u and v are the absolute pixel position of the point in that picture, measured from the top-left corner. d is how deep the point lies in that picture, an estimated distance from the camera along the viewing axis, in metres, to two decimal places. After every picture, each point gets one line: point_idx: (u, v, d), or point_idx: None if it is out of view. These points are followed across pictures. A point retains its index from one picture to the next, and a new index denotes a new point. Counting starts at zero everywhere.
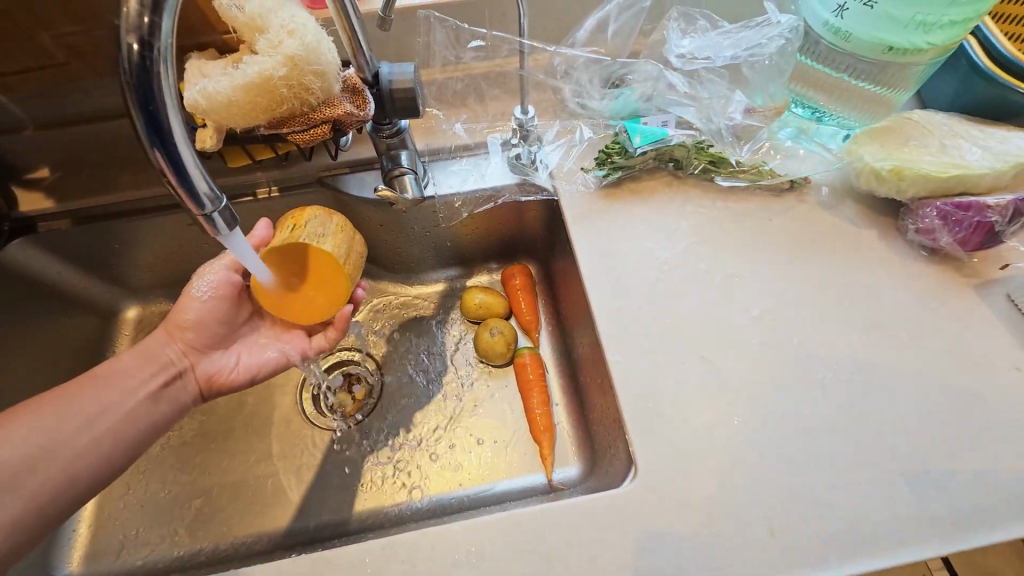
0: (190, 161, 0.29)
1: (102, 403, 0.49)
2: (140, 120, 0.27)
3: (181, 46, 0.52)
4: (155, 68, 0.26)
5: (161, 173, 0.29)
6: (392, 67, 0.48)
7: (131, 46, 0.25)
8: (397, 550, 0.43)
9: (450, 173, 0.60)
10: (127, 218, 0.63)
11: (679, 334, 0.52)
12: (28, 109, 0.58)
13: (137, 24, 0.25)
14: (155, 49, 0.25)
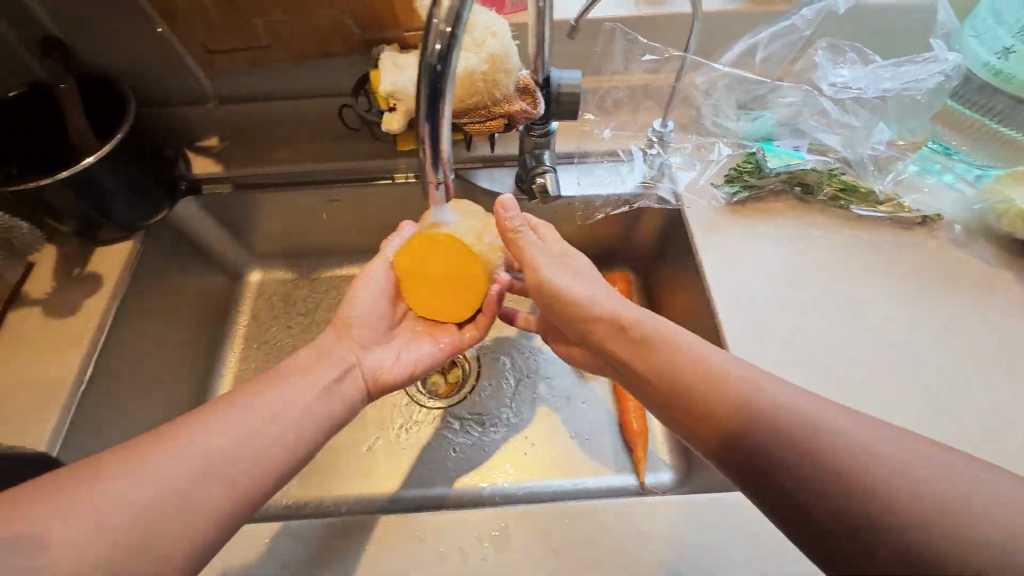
0: (445, 139, 0.34)
1: (278, 401, 0.44)
2: (425, 96, 0.32)
3: (367, 40, 0.58)
4: (450, 54, 0.30)
5: (420, 146, 0.34)
6: (563, 74, 0.52)
7: (433, 40, 0.30)
8: (536, 521, 0.46)
9: (594, 175, 0.64)
10: (282, 188, 0.70)
11: (808, 351, 0.53)
12: (217, 86, 0.65)
13: (447, 16, 0.29)
14: (451, 43, 0.30)
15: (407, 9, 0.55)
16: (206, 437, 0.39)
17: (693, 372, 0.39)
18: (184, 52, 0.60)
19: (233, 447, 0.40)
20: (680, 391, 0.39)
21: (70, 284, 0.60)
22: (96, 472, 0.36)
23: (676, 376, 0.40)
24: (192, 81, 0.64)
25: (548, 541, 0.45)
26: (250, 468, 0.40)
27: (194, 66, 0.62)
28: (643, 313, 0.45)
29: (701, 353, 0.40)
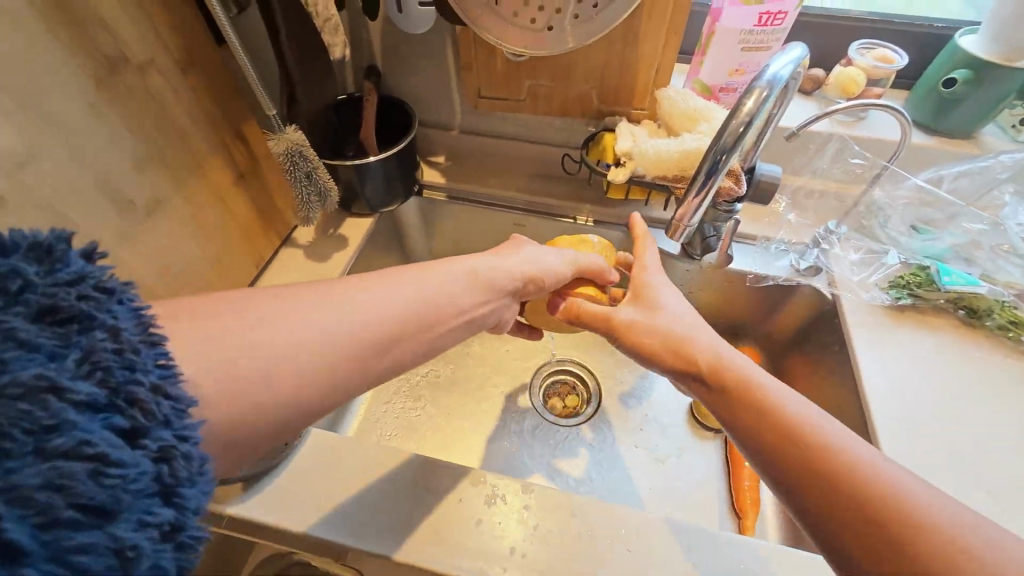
0: (707, 195, 0.48)
1: (424, 304, 0.41)
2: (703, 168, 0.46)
3: (600, 110, 0.73)
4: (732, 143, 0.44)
5: (686, 196, 0.49)
6: (765, 167, 0.63)
7: (727, 138, 0.44)
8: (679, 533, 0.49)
9: (772, 258, 0.73)
10: (479, 207, 0.85)
11: (964, 461, 0.54)
12: (465, 119, 0.83)
13: (738, 121, 0.43)
14: (738, 140, 0.43)
15: (642, 92, 0.69)
16: (336, 322, 0.36)
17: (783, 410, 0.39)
18: (454, 90, 0.79)
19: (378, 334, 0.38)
20: (778, 431, 0.38)
21: (324, 238, 0.77)
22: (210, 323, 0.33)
23: (754, 403, 0.40)
24: (448, 114, 0.83)
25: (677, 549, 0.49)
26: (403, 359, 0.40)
27: (456, 102, 0.80)
28: (739, 356, 0.44)
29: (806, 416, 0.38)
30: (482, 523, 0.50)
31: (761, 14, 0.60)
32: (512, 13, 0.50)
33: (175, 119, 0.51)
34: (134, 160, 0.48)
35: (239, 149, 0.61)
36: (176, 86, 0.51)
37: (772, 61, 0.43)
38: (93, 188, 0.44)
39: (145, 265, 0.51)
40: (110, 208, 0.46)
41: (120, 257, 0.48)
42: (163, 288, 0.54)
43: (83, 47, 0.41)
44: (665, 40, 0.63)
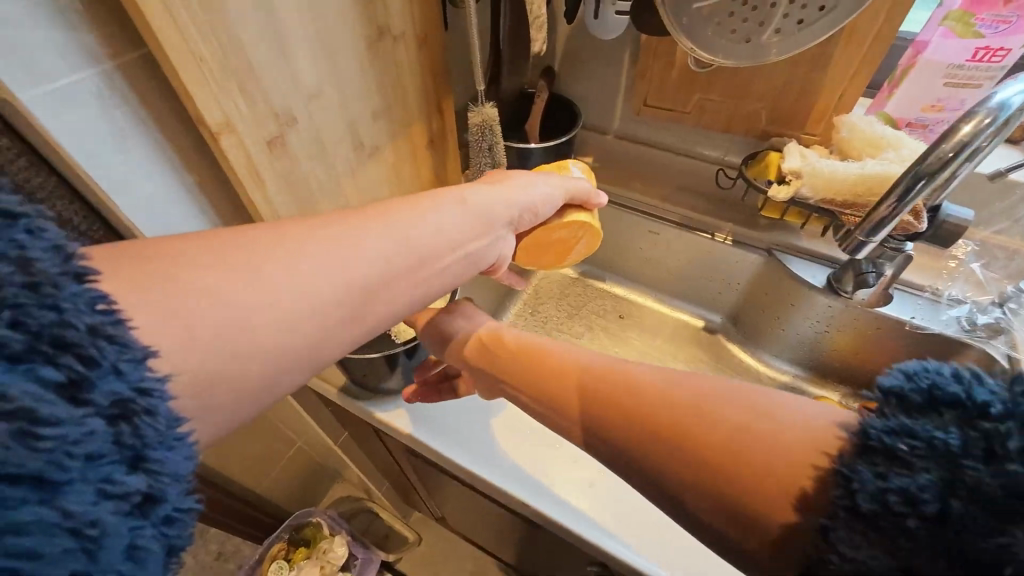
0: (893, 217, 0.46)
1: (417, 245, 0.40)
2: (897, 190, 0.45)
3: (766, 130, 0.73)
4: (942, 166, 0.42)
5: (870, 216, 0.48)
6: (954, 208, 0.58)
7: (930, 160, 0.42)
8: None
9: (939, 310, 0.67)
10: (618, 208, 0.88)
11: None
12: (622, 124, 0.87)
13: (953, 144, 0.41)
14: (944, 164, 0.41)
15: (818, 116, 0.68)
16: (321, 261, 0.35)
17: (713, 420, 0.32)
18: (620, 97, 0.84)
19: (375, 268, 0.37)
20: (711, 466, 0.31)
21: None
22: (160, 282, 0.30)
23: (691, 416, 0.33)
24: (607, 118, 0.88)
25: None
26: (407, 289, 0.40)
27: (618, 108, 0.85)
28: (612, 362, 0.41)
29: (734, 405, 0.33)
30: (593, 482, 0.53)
31: (978, 48, 0.57)
32: (717, 22, 0.53)
33: (404, 84, 0.62)
34: (372, 111, 0.59)
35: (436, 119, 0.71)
36: (412, 57, 0.61)
37: (1003, 87, 0.41)
38: (345, 127, 0.55)
39: (357, 198, 0.62)
40: (350, 146, 0.57)
41: (345, 187, 0.59)
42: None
43: (368, 16, 0.52)
44: (858, 66, 0.62)
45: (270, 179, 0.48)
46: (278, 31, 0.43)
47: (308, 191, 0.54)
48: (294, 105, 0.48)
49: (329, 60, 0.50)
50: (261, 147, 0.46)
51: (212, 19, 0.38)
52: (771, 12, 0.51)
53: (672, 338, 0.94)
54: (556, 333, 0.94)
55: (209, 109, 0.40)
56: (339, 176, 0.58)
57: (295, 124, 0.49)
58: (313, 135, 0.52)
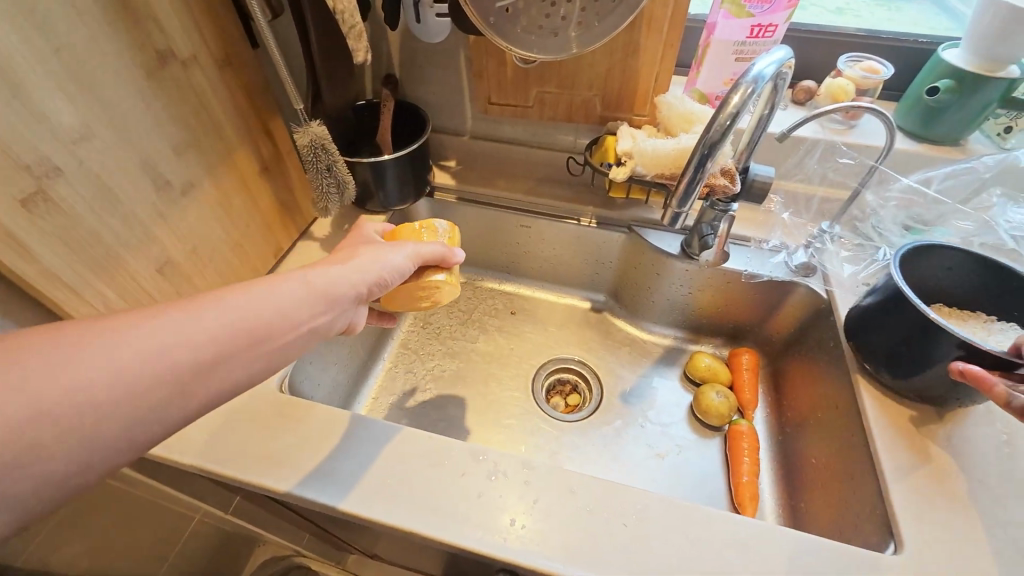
0: (697, 187, 0.50)
1: (252, 320, 0.37)
2: (694, 161, 0.49)
3: (602, 116, 0.77)
4: (723, 135, 0.46)
5: (679, 187, 0.52)
6: (759, 168, 0.66)
7: (714, 131, 0.46)
8: (681, 508, 0.52)
9: (765, 259, 0.75)
10: (486, 208, 0.89)
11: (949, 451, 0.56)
12: (475, 124, 0.88)
13: (727, 115, 0.45)
14: (725, 133, 0.46)
15: (642, 98, 0.73)
16: (137, 350, 0.32)
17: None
18: (466, 98, 0.84)
19: (165, 350, 0.33)
20: None
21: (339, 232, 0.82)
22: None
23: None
24: (460, 120, 0.88)
25: (667, 528, 0.50)
26: (230, 373, 0.36)
27: (467, 109, 0.85)
28: None
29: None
30: (483, 497, 0.52)
31: (752, 27, 0.65)
32: (523, 19, 0.54)
33: (211, 111, 0.56)
34: (173, 145, 0.52)
35: (264, 143, 0.65)
36: (214, 82, 0.55)
37: (757, 61, 0.46)
38: (137, 167, 0.49)
39: (177, 244, 0.55)
40: (150, 188, 0.51)
41: (157, 234, 0.52)
42: (192, 268, 0.58)
43: (138, 42, 0.46)
44: (664, 49, 0.67)
45: (38, 243, 0.41)
46: (1, 70, 0.36)
47: (104, 248, 0.47)
48: (52, 152, 0.41)
49: (93, 96, 0.43)
50: (12, 209, 0.39)
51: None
52: (569, 7, 0.54)
53: (563, 324, 0.97)
54: (451, 342, 0.93)
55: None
56: (145, 223, 0.51)
57: (60, 174, 0.42)
58: (93, 183, 0.45)
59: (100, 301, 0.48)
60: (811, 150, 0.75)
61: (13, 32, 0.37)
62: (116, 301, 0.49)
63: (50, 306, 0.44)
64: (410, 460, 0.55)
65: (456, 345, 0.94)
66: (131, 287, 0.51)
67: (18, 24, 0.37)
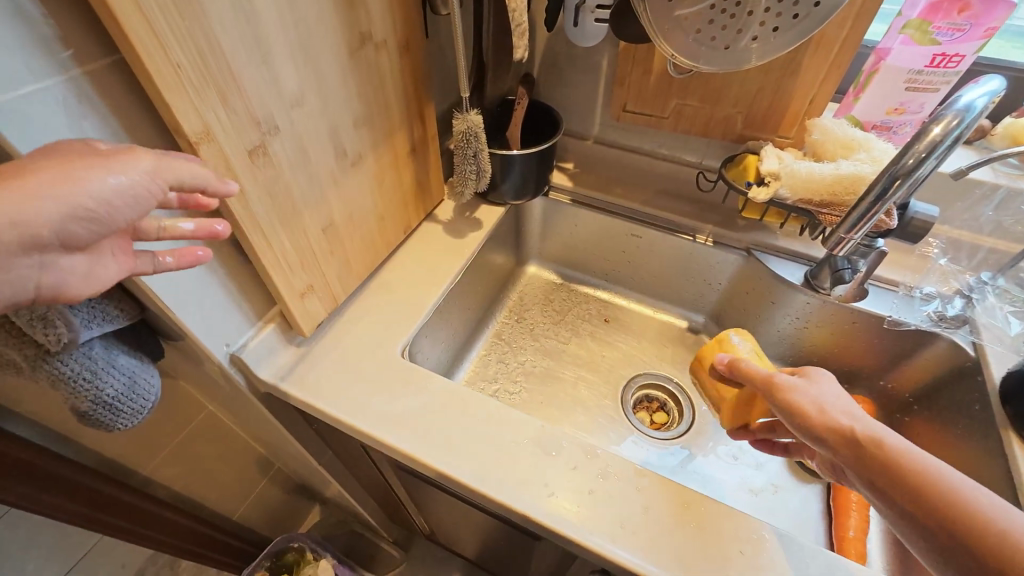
0: (870, 219, 0.48)
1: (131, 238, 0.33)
2: (874, 190, 0.47)
3: (741, 134, 0.75)
4: (916, 166, 0.44)
5: (848, 216, 0.50)
6: (921, 206, 0.61)
7: (908, 159, 0.44)
8: (800, 549, 0.49)
9: (908, 305, 0.70)
10: (599, 212, 0.89)
11: None
12: (602, 129, 0.89)
13: (923, 148, 0.43)
14: (920, 163, 0.43)
15: (791, 120, 0.71)
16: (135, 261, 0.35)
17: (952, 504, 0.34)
18: (599, 103, 0.85)
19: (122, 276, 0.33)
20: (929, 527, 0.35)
21: (461, 218, 0.86)
22: None
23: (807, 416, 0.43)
24: (587, 124, 0.89)
25: (784, 566, 0.48)
26: None
27: (597, 114, 0.87)
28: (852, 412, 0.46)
29: (945, 468, 0.36)
30: (594, 493, 0.52)
31: (935, 55, 0.60)
32: (696, 28, 0.54)
33: (387, 91, 0.61)
34: (355, 118, 0.57)
35: (418, 126, 0.70)
36: (395, 64, 0.60)
37: (965, 92, 0.43)
38: (327, 134, 0.54)
39: (340, 208, 0.60)
40: (332, 154, 0.56)
41: (329, 197, 0.57)
42: (345, 232, 0.63)
43: (350, 22, 0.51)
44: (828, 72, 0.65)
45: (252, 190, 0.47)
46: (258, 35, 0.42)
47: (291, 202, 0.52)
48: (275, 112, 0.46)
49: (311, 67, 0.48)
50: (242, 157, 0.44)
51: (190, 22, 0.36)
52: (748, 20, 0.53)
53: (657, 339, 0.96)
54: (543, 340, 0.94)
55: (186, 117, 0.38)
56: (323, 185, 0.56)
57: (277, 132, 0.47)
58: (296, 143, 0.50)
59: (280, 248, 0.53)
60: (984, 196, 0.69)
61: (271, 3, 0.42)
62: (291, 251, 0.55)
63: (247, 247, 0.50)
64: (522, 443, 0.56)
65: (547, 344, 0.95)
66: (303, 241, 0.56)
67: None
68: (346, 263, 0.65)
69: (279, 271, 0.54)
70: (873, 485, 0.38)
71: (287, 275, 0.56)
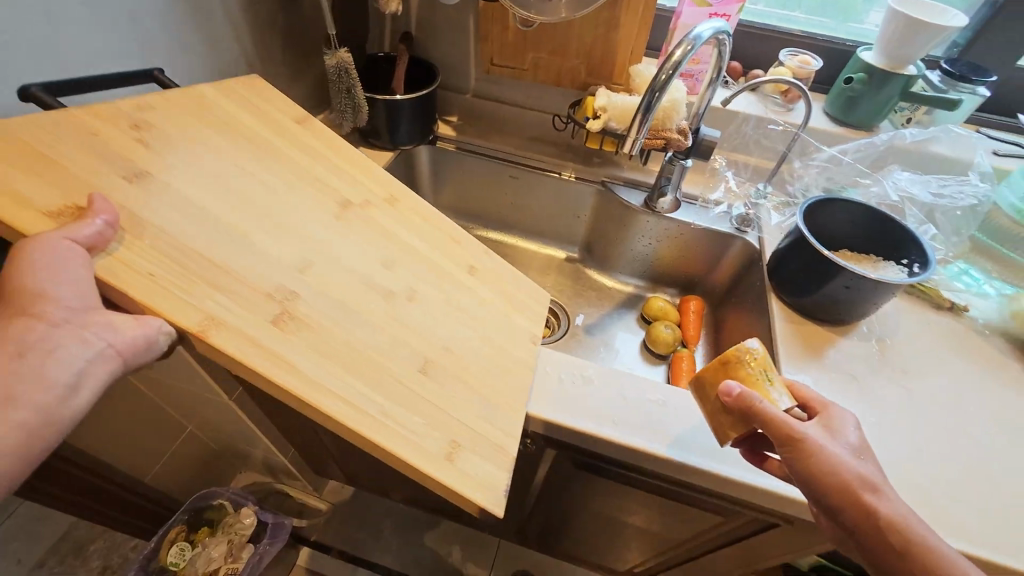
0: (648, 121, 0.63)
1: None
2: (646, 97, 0.61)
3: (587, 83, 0.91)
4: (671, 77, 0.60)
5: (635, 120, 0.63)
6: (707, 131, 0.80)
7: (662, 75, 0.60)
8: (614, 376, 0.66)
9: (705, 212, 0.91)
10: (479, 156, 1.02)
11: (832, 366, 0.70)
12: (478, 84, 1.01)
13: (672, 64, 0.59)
14: (670, 77, 0.60)
15: (620, 70, 0.88)
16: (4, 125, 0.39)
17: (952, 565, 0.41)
18: (472, 59, 0.97)
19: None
20: None
21: None
22: None
23: (833, 487, 0.45)
24: (465, 80, 1.01)
25: (599, 386, 0.64)
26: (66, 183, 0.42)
27: (472, 69, 0.99)
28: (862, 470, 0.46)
29: (921, 530, 0.43)
30: (682, 436, 0.60)
31: (710, 15, 0.80)
32: None
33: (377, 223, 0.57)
34: None
35: (459, 251, 0.63)
36: (391, 217, 0.60)
37: (699, 25, 0.60)
38: (356, 281, 0.51)
39: None
40: (378, 299, 0.51)
41: None
42: (448, 361, 0.52)
43: None
44: (640, 26, 0.81)
45: (292, 351, 0.42)
46: None
47: None
48: (281, 278, 0.46)
49: None
50: (266, 328, 0.42)
51: (145, 237, 0.41)
52: None
53: (541, 269, 1.10)
54: None
55: (178, 312, 0.39)
56: (383, 328, 0.49)
57: (299, 297, 0.46)
58: (333, 305, 0.47)
59: (377, 411, 0.43)
60: (748, 119, 0.91)
61: None
62: (397, 415, 0.44)
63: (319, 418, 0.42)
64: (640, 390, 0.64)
65: None
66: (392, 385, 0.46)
67: (225, 200, 0.47)
68: (507, 407, 0.52)
69: (391, 435, 0.43)
70: (876, 553, 0.44)
71: (414, 440, 0.44)
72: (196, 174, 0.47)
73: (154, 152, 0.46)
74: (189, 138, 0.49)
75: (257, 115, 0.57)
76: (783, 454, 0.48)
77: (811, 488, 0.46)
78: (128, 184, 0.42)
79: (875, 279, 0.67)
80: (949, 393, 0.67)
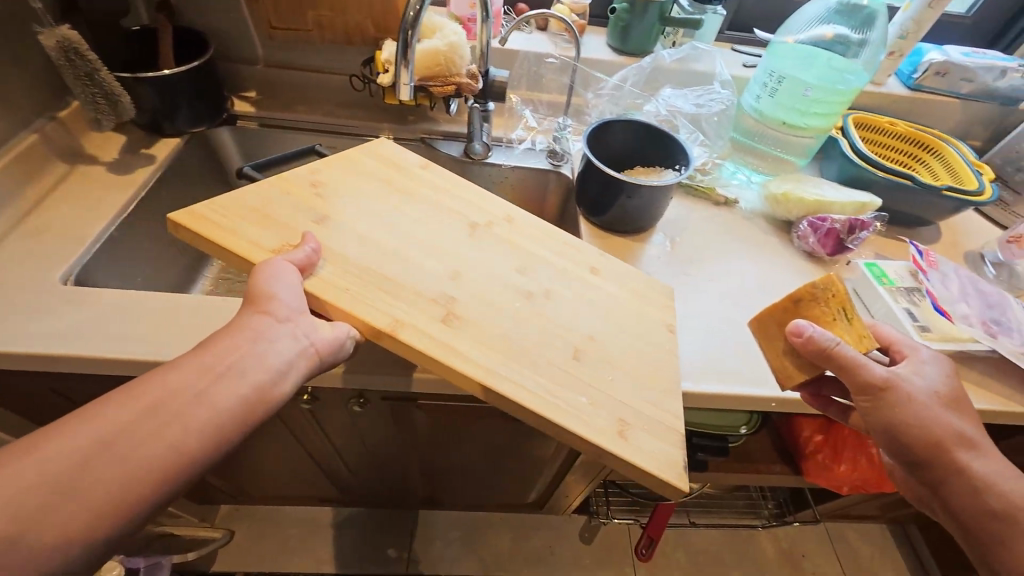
0: (410, 63, 0.63)
1: None
2: (401, 38, 0.61)
3: (378, 38, 0.89)
4: (419, 14, 0.60)
5: (399, 63, 0.63)
6: (497, 72, 0.84)
7: (410, 13, 0.60)
8: None
9: (519, 152, 0.95)
10: (286, 130, 0.96)
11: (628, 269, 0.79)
12: (268, 52, 0.94)
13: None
14: (418, 14, 0.60)
15: None
16: None
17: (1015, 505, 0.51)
18: (250, 25, 0.89)
19: None
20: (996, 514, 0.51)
21: (131, 155, 0.83)
22: None
23: (909, 430, 0.53)
24: (251, 49, 0.93)
25: None
26: None
27: (255, 37, 0.91)
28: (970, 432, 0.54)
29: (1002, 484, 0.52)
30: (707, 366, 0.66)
31: None
32: None
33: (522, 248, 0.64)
34: None
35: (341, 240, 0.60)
36: (515, 232, 0.66)
37: None
38: (503, 285, 0.59)
39: None
40: (517, 298, 0.58)
41: None
42: (598, 354, 0.57)
43: None
44: None
45: (464, 344, 0.51)
46: None
47: None
48: (442, 286, 0.55)
49: None
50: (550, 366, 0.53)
51: (335, 262, 0.53)
52: None
53: None
54: None
55: (371, 314, 0.50)
56: (646, 376, 0.57)
57: (456, 301, 0.55)
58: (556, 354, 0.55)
59: (543, 392, 0.51)
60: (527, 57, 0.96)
61: None
62: (547, 392, 0.51)
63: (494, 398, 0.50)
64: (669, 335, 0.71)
65: None
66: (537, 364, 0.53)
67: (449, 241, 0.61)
68: (649, 377, 0.57)
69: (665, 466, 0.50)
70: (953, 490, 0.53)
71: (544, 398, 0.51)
72: (369, 217, 0.60)
73: (329, 200, 0.60)
74: (353, 191, 0.62)
75: (446, 185, 0.69)
76: (866, 402, 0.54)
77: (902, 433, 0.54)
78: (321, 227, 0.56)
79: (649, 185, 0.76)
80: (764, 281, 0.79)
